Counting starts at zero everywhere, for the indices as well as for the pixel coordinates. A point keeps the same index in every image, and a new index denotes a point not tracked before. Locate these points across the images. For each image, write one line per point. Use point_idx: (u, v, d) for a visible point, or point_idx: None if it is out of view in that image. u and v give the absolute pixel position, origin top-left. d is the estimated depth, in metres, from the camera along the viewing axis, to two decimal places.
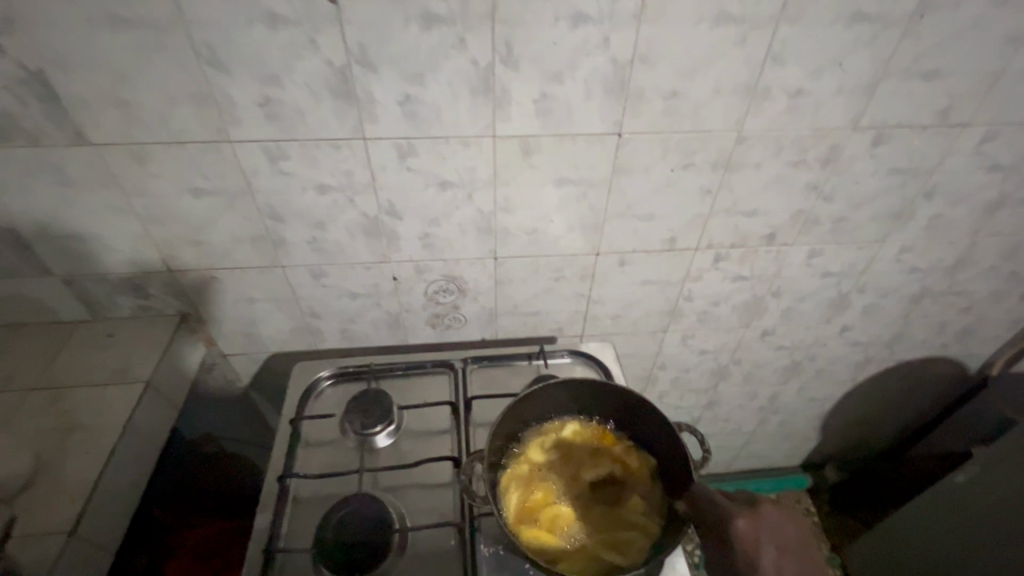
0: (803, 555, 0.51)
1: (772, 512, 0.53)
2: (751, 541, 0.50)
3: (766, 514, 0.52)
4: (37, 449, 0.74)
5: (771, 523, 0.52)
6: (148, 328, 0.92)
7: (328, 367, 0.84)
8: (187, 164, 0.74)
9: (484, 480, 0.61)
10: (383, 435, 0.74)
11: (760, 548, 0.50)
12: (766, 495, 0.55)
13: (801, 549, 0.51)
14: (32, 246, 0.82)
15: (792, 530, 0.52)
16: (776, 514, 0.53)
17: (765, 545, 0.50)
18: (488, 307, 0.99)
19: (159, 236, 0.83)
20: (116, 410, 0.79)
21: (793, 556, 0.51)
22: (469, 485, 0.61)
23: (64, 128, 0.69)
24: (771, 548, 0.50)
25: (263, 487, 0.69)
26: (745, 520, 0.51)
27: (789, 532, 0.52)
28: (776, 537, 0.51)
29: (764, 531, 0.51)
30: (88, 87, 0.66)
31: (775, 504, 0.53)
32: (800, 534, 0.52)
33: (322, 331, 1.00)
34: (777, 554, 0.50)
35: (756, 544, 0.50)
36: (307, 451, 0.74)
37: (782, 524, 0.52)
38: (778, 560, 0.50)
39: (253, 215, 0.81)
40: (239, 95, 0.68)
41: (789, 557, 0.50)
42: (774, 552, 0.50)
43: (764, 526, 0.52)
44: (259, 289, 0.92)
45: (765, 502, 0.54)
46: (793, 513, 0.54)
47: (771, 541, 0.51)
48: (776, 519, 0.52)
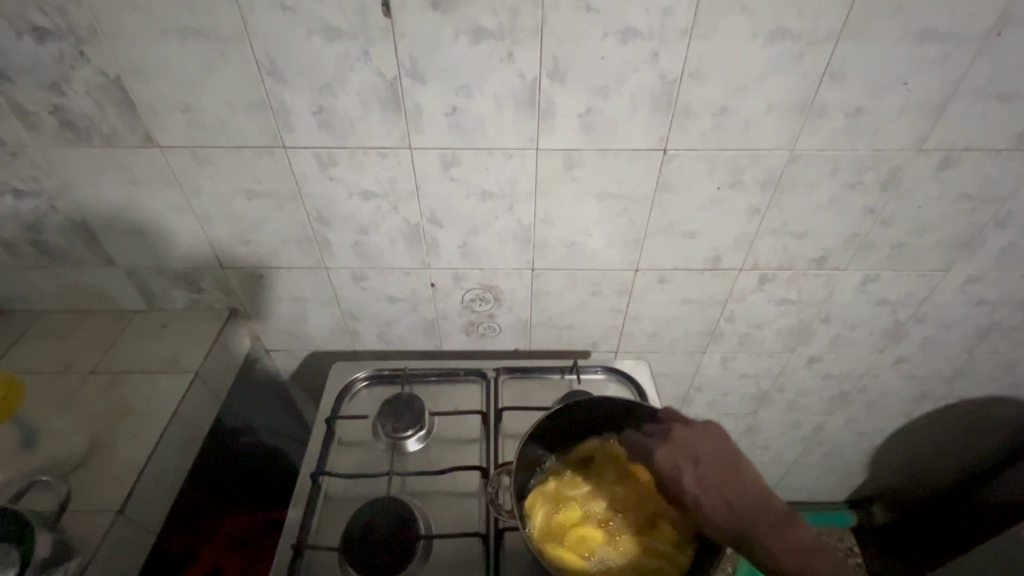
0: (724, 459, 0.57)
1: (683, 433, 0.59)
2: (670, 466, 0.58)
3: (680, 438, 0.59)
4: (93, 429, 0.79)
5: (685, 442, 0.58)
6: (199, 320, 0.97)
7: (363, 369, 0.86)
8: (245, 167, 0.78)
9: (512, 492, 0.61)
10: (413, 440, 0.75)
11: (679, 468, 0.57)
12: (679, 419, 0.61)
13: (720, 457, 0.57)
14: (101, 239, 0.88)
15: (709, 442, 0.58)
16: (690, 434, 0.59)
17: (683, 463, 0.57)
18: (523, 318, 0.99)
19: (214, 234, 0.87)
20: (166, 397, 0.83)
21: (714, 465, 0.56)
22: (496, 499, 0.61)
23: (135, 131, 0.74)
24: (688, 464, 0.57)
25: (297, 482, 0.71)
26: (660, 451, 0.59)
27: (702, 445, 0.58)
28: (694, 454, 0.57)
29: (680, 451, 0.58)
30: (160, 93, 0.70)
31: (688, 427, 0.59)
32: (718, 442, 0.58)
33: (360, 333, 1.03)
34: (697, 466, 0.57)
35: (675, 466, 0.57)
36: (339, 450, 0.76)
37: (696, 439, 0.58)
38: (697, 471, 0.56)
39: (302, 218, 0.84)
40: (295, 103, 0.71)
41: (709, 467, 0.56)
42: (693, 466, 0.57)
43: (680, 447, 0.58)
44: (304, 289, 0.95)
45: (678, 428, 0.60)
46: (705, 426, 0.60)
47: (688, 459, 0.57)
48: (690, 438, 0.58)
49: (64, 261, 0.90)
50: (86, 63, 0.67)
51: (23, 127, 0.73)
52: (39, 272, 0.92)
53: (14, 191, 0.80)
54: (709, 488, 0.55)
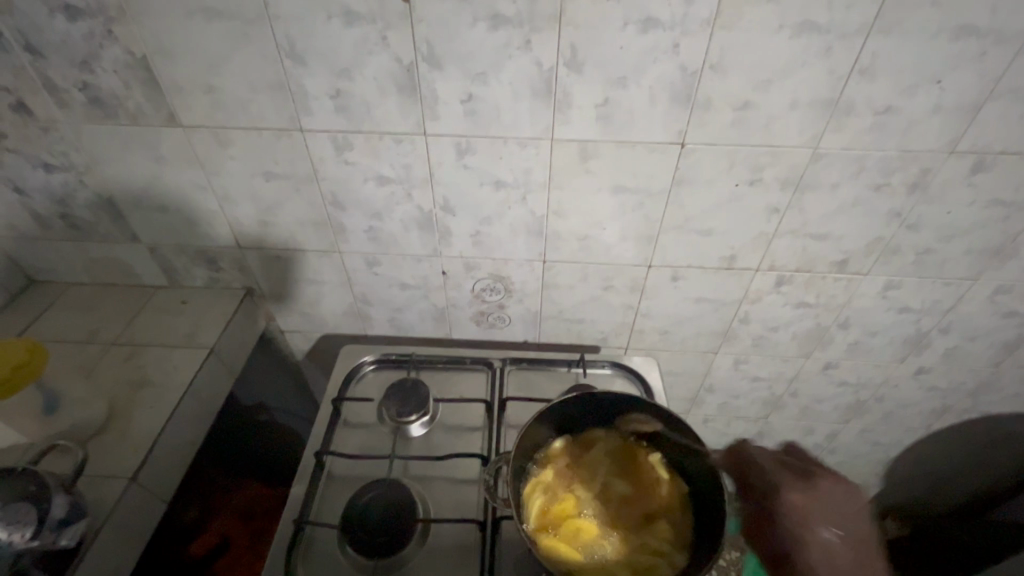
0: (856, 529, 0.55)
1: (828, 488, 0.57)
2: (800, 511, 0.55)
3: (824, 490, 0.56)
4: (112, 399, 0.82)
5: (826, 496, 0.56)
6: (216, 298, 0.99)
7: (371, 353, 0.86)
8: (263, 149, 0.79)
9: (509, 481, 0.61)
10: (417, 424, 0.75)
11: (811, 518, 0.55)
12: (821, 468, 0.58)
13: (853, 525, 0.55)
14: (125, 214, 0.90)
15: (847, 509, 0.56)
16: (831, 489, 0.57)
17: (814, 515, 0.55)
18: (533, 310, 0.99)
19: (233, 214, 0.89)
20: (182, 371, 0.86)
21: (847, 532, 0.55)
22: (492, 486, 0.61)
23: (159, 110, 0.76)
24: (822, 519, 0.55)
25: (301, 461, 0.72)
26: (796, 493, 0.56)
27: (841, 507, 0.56)
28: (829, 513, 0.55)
29: (821, 505, 0.55)
30: (183, 73, 0.72)
31: (832, 480, 0.57)
32: (856, 513, 0.56)
33: (371, 318, 1.04)
34: (826, 522, 0.55)
35: (808, 517, 0.55)
36: (344, 431, 0.77)
37: (836, 497, 0.56)
38: (826, 530, 0.55)
39: (318, 201, 0.85)
40: (314, 87, 0.71)
41: (842, 533, 0.55)
42: (824, 524, 0.55)
43: (818, 498, 0.56)
44: (319, 272, 0.96)
45: (822, 478, 0.57)
46: (851, 489, 0.57)
47: (826, 516, 0.55)
48: (835, 495, 0.56)
49: (91, 235, 0.93)
50: (113, 41, 0.69)
51: (54, 104, 0.76)
52: (67, 244, 0.95)
53: (44, 165, 0.83)
54: (828, 545, 0.54)
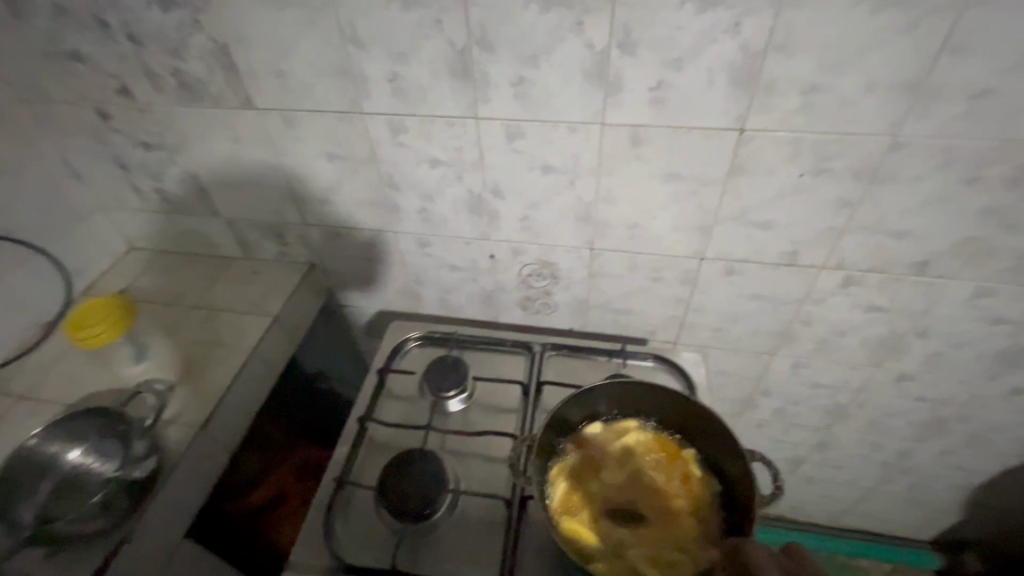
0: None
1: None
2: None
3: None
4: (190, 355, 0.91)
5: None
6: (283, 271, 1.07)
7: (417, 330, 0.89)
8: (326, 130, 0.83)
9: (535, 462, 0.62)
10: (455, 401, 0.78)
11: None
12: None
13: None
14: (208, 190, 0.99)
15: None
16: None
17: None
18: (579, 297, 0.98)
19: (299, 192, 0.95)
20: (250, 334, 0.94)
21: None
22: (519, 466, 0.62)
23: (237, 93, 0.82)
24: None
25: (345, 425, 0.76)
26: None
27: None
28: None
29: None
30: (257, 59, 0.77)
31: None
32: None
33: (423, 297, 1.08)
34: None
35: None
36: (387, 401, 0.80)
37: None
38: None
39: (375, 181, 0.89)
40: (373, 71, 0.74)
41: None
42: None
43: None
44: (375, 250, 1.01)
45: None
46: None
47: None
48: None
49: (179, 208, 1.03)
50: (199, 30, 0.76)
51: (152, 88, 0.84)
52: (160, 215, 1.06)
53: (143, 143, 0.93)
54: None
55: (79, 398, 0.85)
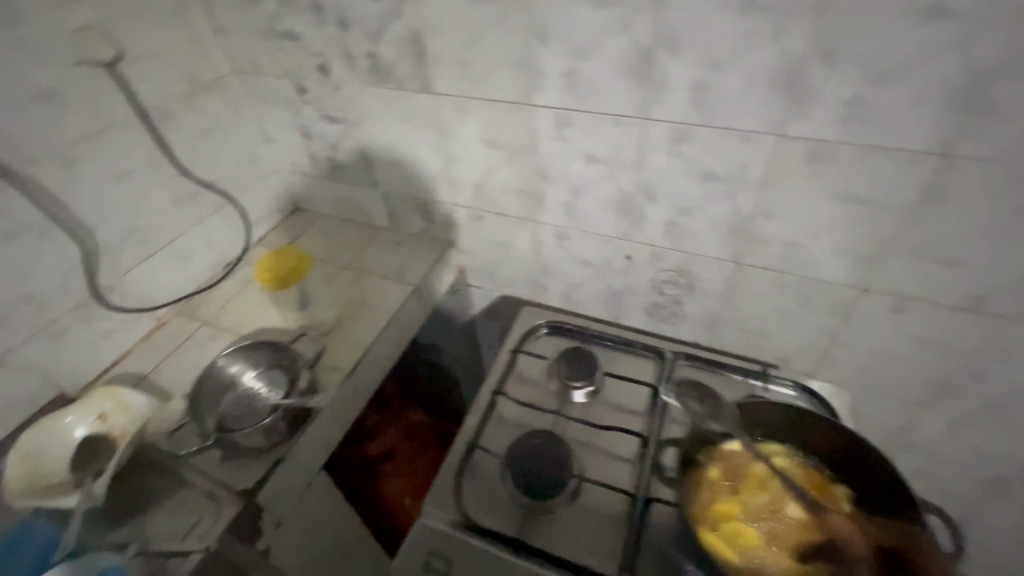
0: None
1: None
2: None
3: None
4: (341, 309, 1.01)
5: None
6: (424, 246, 1.14)
7: (547, 319, 0.91)
8: (491, 118, 0.87)
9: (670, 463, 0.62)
10: (581, 392, 0.79)
11: None
12: None
13: None
14: (372, 164, 1.08)
15: None
16: None
17: None
18: (712, 310, 0.95)
19: (452, 175, 1.00)
20: (394, 297, 1.02)
21: None
22: None
23: (418, 78, 0.88)
24: None
25: (476, 397, 0.80)
26: None
27: None
28: None
29: None
30: (444, 47, 0.82)
31: None
32: None
33: (548, 287, 1.10)
34: None
35: None
36: (514, 381, 0.83)
37: None
38: None
39: (528, 171, 0.91)
40: (550, 65, 0.77)
41: None
42: None
43: None
44: (512, 237, 1.05)
45: None
46: None
47: None
48: None
49: (344, 177, 1.14)
50: (399, 18, 0.82)
51: (345, 68, 0.93)
52: (326, 182, 1.17)
53: (328, 116, 1.04)
54: None
55: (251, 332, 0.99)
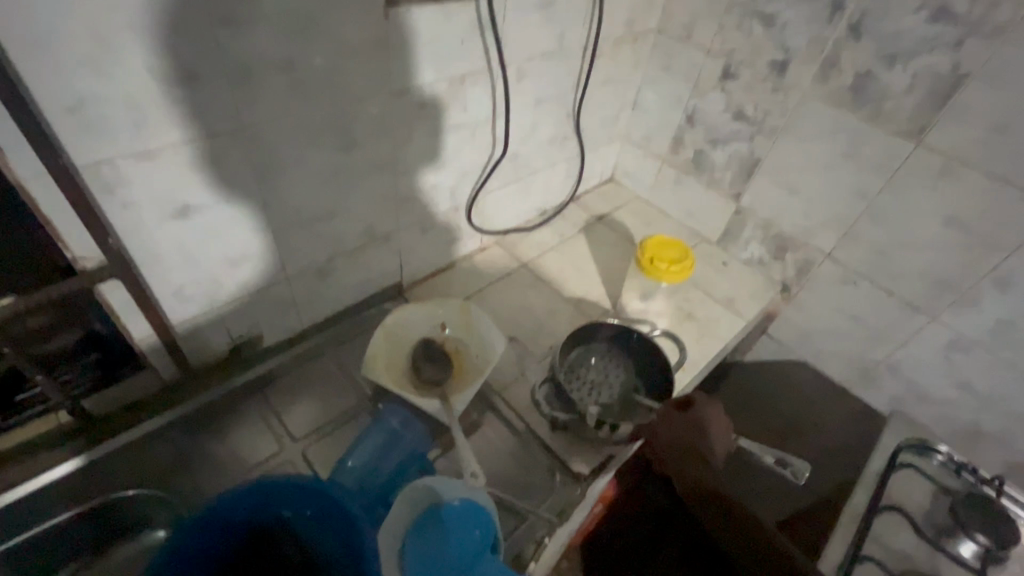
0: None
1: None
2: None
3: None
4: (670, 313, 0.94)
5: None
6: (754, 277, 1.04)
7: (942, 444, 0.77)
8: (982, 199, 0.73)
9: None
10: (975, 547, 0.65)
11: None
12: None
13: None
14: (752, 177, 0.98)
15: None
16: None
17: None
18: None
19: (857, 228, 0.88)
20: (726, 324, 0.93)
21: None
22: None
23: (912, 121, 0.76)
24: None
25: (854, 497, 0.71)
26: None
27: None
28: None
29: None
30: (987, 105, 0.69)
31: None
32: None
33: (880, 381, 0.97)
34: None
35: None
36: (897, 493, 0.72)
37: None
38: None
39: (977, 269, 0.77)
40: None
41: None
42: None
43: None
44: (878, 317, 0.92)
45: None
46: None
47: None
48: None
49: (703, 175, 1.05)
50: (948, 53, 0.69)
51: (814, 75, 0.82)
52: (676, 171, 1.09)
53: (739, 113, 0.94)
54: None
55: (573, 296, 0.96)
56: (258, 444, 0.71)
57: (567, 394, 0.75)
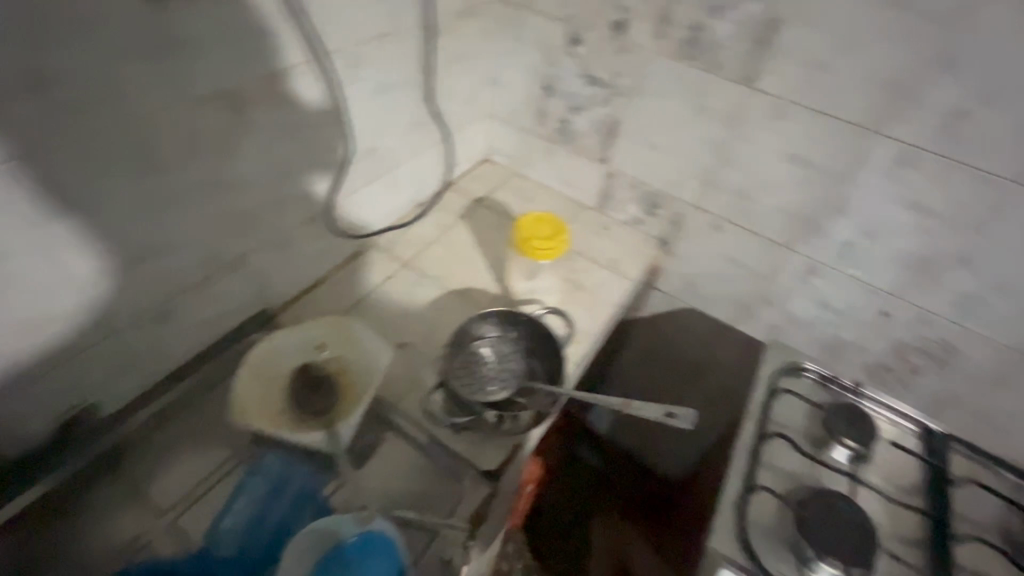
0: None
1: None
2: None
3: None
4: (558, 287, 0.93)
5: None
6: (633, 237, 1.06)
7: (811, 361, 0.83)
8: (810, 134, 0.79)
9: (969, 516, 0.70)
10: (846, 450, 0.72)
11: None
12: None
13: None
14: (615, 140, 0.99)
15: None
16: None
17: None
18: (944, 392, 0.89)
19: (713, 175, 0.91)
20: (611, 288, 0.95)
21: None
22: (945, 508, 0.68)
23: (743, 67, 0.79)
24: None
25: (743, 428, 0.74)
26: None
27: None
28: None
29: None
30: (801, 45, 0.73)
31: None
32: None
33: (756, 315, 1.03)
34: None
35: None
36: (778, 417, 0.77)
37: None
38: None
39: (816, 198, 0.83)
40: (932, 100, 0.69)
41: None
42: None
43: None
44: (746, 257, 0.97)
45: None
46: None
47: None
48: None
49: (572, 144, 1.05)
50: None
51: (652, 33, 0.84)
52: (546, 143, 1.08)
53: (591, 78, 0.94)
54: None
55: (461, 287, 0.92)
56: (121, 524, 0.62)
57: (457, 393, 0.72)
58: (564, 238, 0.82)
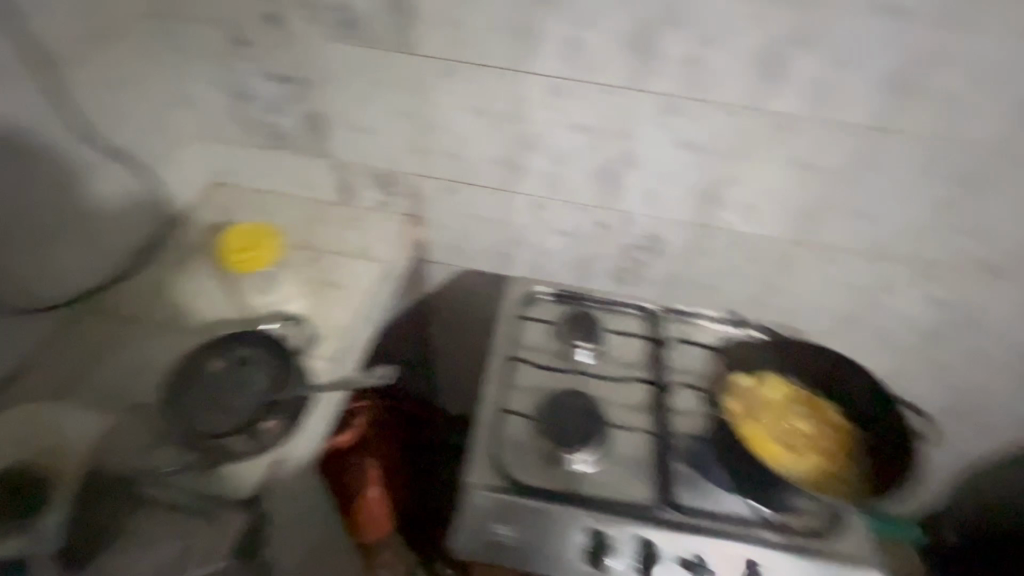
0: None
1: None
2: None
3: None
4: (304, 293, 0.90)
5: None
6: (384, 222, 1.02)
7: (545, 285, 0.91)
8: (478, 84, 0.86)
9: (681, 365, 0.84)
10: (581, 351, 0.83)
11: None
12: None
13: None
14: (325, 131, 0.97)
15: None
16: None
17: None
18: (667, 275, 1.02)
19: (422, 142, 0.94)
20: (361, 276, 0.94)
21: None
22: (658, 370, 0.83)
23: (399, 35, 0.84)
24: None
25: (491, 364, 0.81)
26: None
27: None
28: None
29: None
30: (436, 6, 0.80)
31: None
32: None
33: (514, 260, 1.07)
34: None
35: None
36: (523, 343, 0.85)
37: None
38: None
39: (508, 139, 0.91)
40: (551, 31, 0.79)
41: None
42: None
43: None
44: (483, 209, 1.01)
45: None
46: None
47: None
48: None
49: (287, 145, 1.01)
50: None
51: (309, 18, 0.85)
52: (263, 151, 1.02)
53: (275, 74, 0.92)
54: None
55: (198, 326, 0.85)
56: None
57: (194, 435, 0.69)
58: (263, 247, 0.83)
